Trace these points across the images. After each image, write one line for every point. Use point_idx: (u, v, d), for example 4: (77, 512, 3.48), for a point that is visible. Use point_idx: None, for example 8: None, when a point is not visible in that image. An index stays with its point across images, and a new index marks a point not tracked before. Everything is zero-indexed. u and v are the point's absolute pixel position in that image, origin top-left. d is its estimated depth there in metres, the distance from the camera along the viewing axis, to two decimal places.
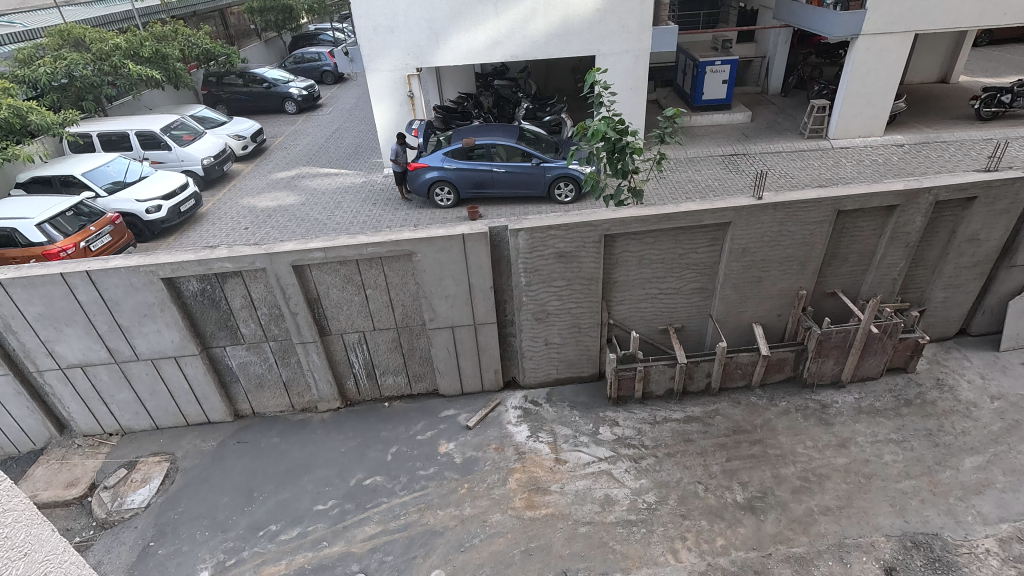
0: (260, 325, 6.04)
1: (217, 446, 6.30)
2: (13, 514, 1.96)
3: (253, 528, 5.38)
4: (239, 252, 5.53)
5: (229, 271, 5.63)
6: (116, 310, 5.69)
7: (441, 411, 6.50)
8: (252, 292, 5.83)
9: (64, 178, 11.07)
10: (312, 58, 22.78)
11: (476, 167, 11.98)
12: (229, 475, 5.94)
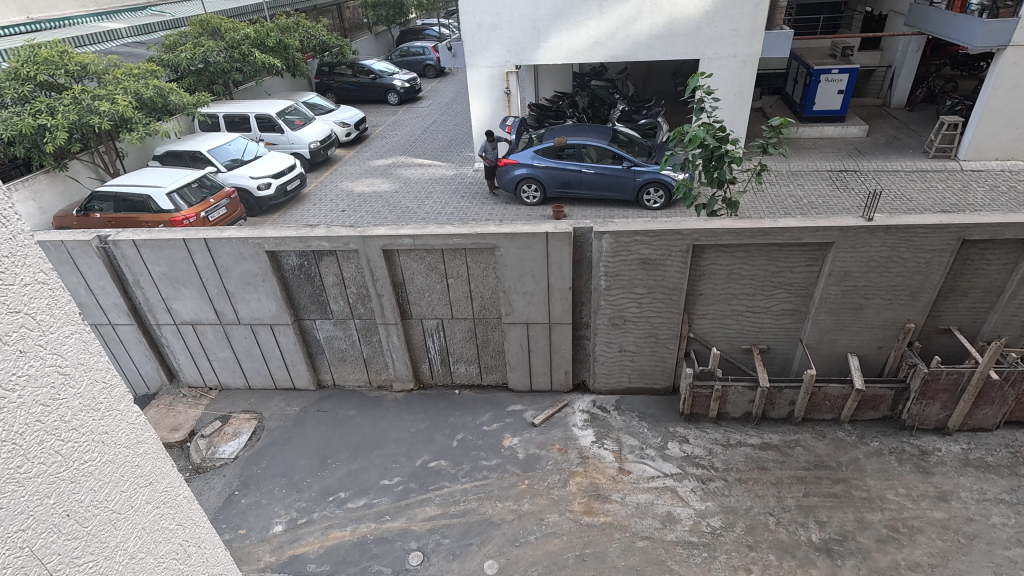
0: (348, 302, 6.39)
1: (299, 412, 6.75)
2: (145, 445, 2.21)
3: (324, 493, 5.73)
4: (336, 233, 5.89)
5: (326, 250, 6.00)
6: (224, 277, 6.24)
7: (509, 405, 6.57)
8: (344, 271, 6.18)
9: (193, 154, 12.27)
10: (417, 51, 23.70)
11: (565, 166, 11.94)
12: (308, 440, 6.34)
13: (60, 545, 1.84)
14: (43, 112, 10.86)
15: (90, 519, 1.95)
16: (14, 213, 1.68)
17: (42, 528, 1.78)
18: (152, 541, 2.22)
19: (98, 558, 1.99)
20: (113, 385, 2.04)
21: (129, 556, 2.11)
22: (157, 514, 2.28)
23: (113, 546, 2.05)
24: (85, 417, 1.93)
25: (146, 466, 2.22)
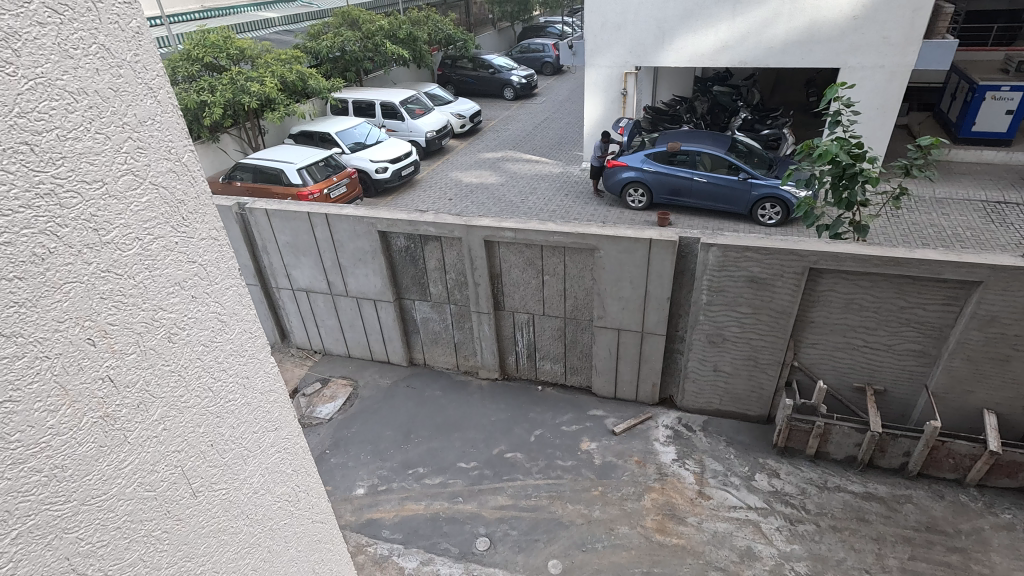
0: (446, 287, 6.63)
1: (390, 385, 7.13)
2: (275, 392, 2.26)
3: (404, 465, 6.00)
4: (443, 220, 6.12)
5: (432, 235, 6.26)
6: (339, 251, 6.71)
7: (591, 409, 6.50)
8: (446, 257, 6.41)
9: (323, 135, 13.27)
10: (537, 49, 23.94)
11: (676, 173, 11.53)
12: (395, 413, 6.68)
13: (207, 471, 1.95)
14: (205, 90, 12.31)
15: (234, 458, 2.07)
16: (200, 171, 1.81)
17: (195, 456, 1.88)
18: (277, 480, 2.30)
19: (234, 489, 2.10)
20: (260, 337, 2.14)
21: (259, 492, 2.21)
22: (277, 459, 2.32)
23: (245, 481, 2.14)
24: (233, 361, 2.03)
25: (280, 414, 2.30)
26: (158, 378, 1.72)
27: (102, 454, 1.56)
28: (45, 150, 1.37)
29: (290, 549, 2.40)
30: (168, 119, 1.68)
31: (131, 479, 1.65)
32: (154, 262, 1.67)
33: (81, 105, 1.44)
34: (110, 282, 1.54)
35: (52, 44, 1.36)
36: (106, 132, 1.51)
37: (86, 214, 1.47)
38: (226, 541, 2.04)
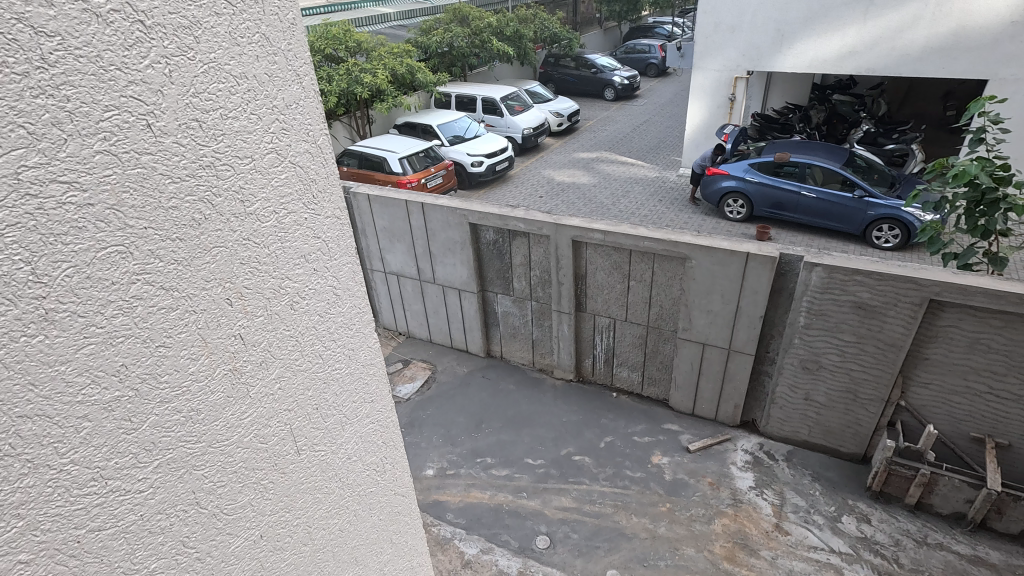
0: (530, 284, 6.67)
1: (467, 373, 7.30)
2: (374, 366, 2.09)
3: (473, 453, 6.13)
4: (533, 217, 6.17)
5: (521, 231, 6.32)
6: (431, 240, 6.96)
7: (666, 422, 6.29)
8: (532, 254, 6.45)
9: (426, 128, 13.74)
10: (642, 49, 23.38)
11: (782, 186, 10.83)
12: (469, 401, 6.84)
13: (313, 433, 1.82)
14: (324, 79, 13.18)
15: (336, 438, 1.93)
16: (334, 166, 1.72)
17: (303, 419, 1.76)
18: (371, 447, 2.09)
19: (334, 456, 1.95)
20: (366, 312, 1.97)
21: (359, 463, 2.06)
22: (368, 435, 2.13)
23: (345, 451, 1.98)
24: (342, 333, 1.87)
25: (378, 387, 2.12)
26: (283, 345, 1.63)
27: (229, 400, 1.48)
28: (208, 127, 1.30)
29: (378, 526, 2.22)
30: (312, 107, 1.59)
31: (250, 430, 1.56)
32: (286, 234, 1.57)
33: (241, 90, 1.37)
34: (249, 250, 1.47)
35: (224, 33, 1.31)
36: (258, 114, 1.42)
37: (234, 188, 1.39)
38: (331, 504, 1.94)
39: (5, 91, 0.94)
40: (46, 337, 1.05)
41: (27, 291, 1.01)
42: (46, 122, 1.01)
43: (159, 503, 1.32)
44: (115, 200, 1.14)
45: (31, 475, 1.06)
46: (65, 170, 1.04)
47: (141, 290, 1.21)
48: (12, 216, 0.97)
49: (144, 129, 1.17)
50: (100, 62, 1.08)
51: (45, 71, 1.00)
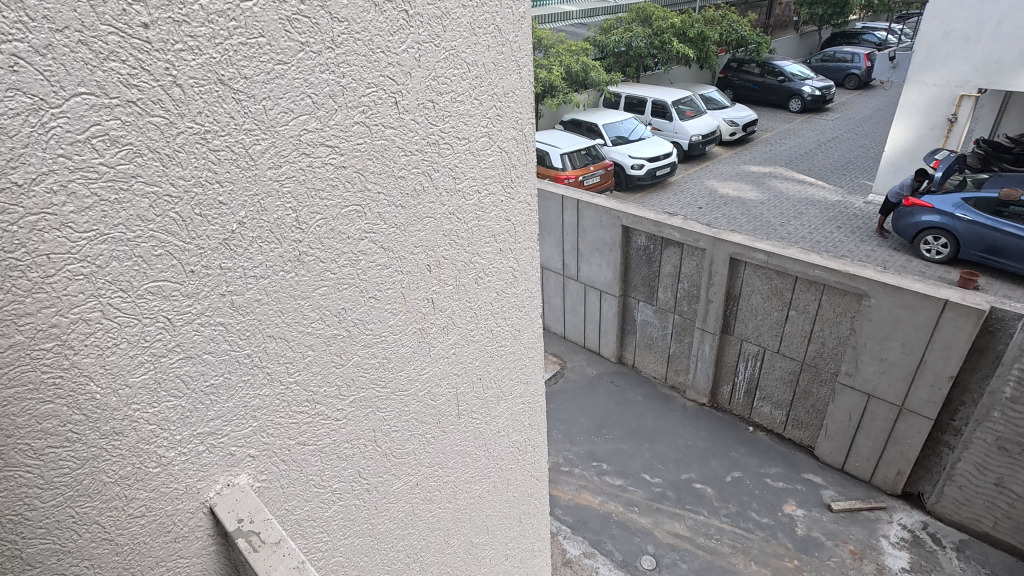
0: (675, 297, 6.37)
1: (595, 375, 7.19)
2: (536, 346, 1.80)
3: (589, 456, 6.06)
4: (690, 228, 5.88)
5: (675, 240, 6.06)
6: (581, 237, 6.95)
7: (807, 472, 5.65)
8: (683, 266, 6.15)
9: (591, 127, 13.53)
10: (843, 57, 20.94)
11: (1004, 228, 9.06)
12: (593, 403, 6.76)
13: (475, 402, 1.65)
14: None
15: (490, 416, 1.69)
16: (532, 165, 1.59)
17: (467, 388, 1.58)
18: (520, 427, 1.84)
19: (487, 431, 1.75)
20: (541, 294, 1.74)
21: (512, 446, 1.84)
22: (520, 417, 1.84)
23: (500, 429, 1.75)
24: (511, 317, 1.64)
25: (535, 367, 1.83)
26: (470, 319, 1.51)
27: (414, 355, 1.40)
28: (439, 108, 1.29)
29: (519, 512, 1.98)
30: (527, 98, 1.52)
31: (425, 386, 1.44)
32: (483, 213, 1.48)
33: (471, 76, 1.35)
34: (454, 224, 1.40)
35: (466, 23, 1.30)
36: (480, 99, 1.38)
37: (451, 166, 1.36)
38: (488, 480, 1.77)
39: (301, 64, 1.04)
40: (296, 275, 1.12)
41: (290, 234, 1.10)
42: (324, 93, 1.08)
43: (347, 435, 1.30)
44: (361, 165, 1.17)
45: (266, 385, 1.14)
46: (332, 136, 1.11)
47: (366, 247, 1.23)
48: (292, 170, 1.08)
49: (392, 107, 1.20)
50: (371, 44, 1.13)
51: (332, 51, 1.08)
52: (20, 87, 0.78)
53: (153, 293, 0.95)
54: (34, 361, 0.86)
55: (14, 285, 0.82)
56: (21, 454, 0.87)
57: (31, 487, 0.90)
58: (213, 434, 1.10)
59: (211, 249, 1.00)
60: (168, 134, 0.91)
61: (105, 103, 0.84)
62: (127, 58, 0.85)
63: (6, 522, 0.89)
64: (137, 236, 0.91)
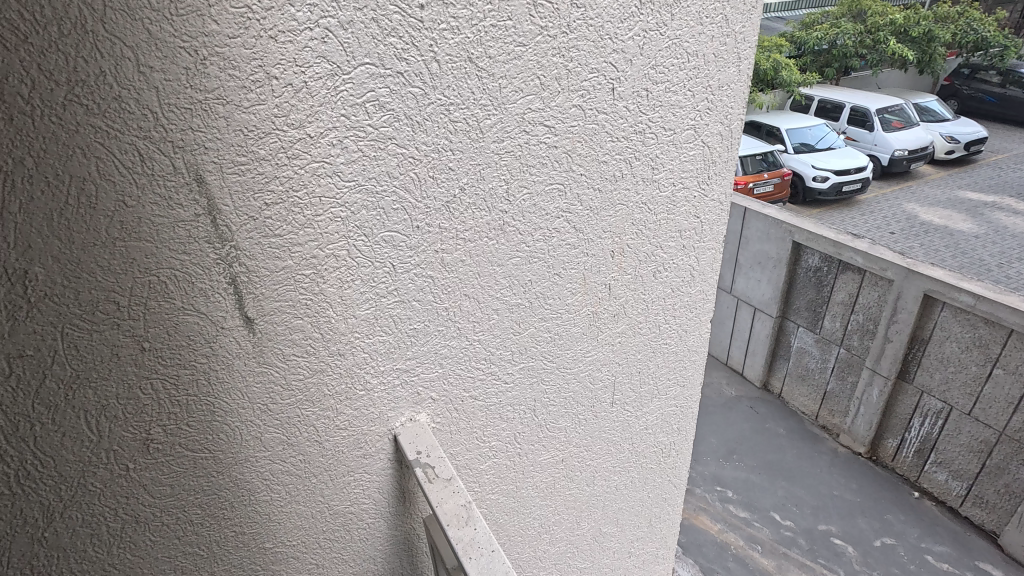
0: (845, 327, 5.37)
1: (733, 396, 6.42)
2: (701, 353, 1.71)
3: (713, 479, 5.46)
4: (877, 253, 4.89)
5: (856, 266, 5.07)
6: (741, 247, 6.05)
7: (985, 562, 4.63)
8: (860, 296, 5.15)
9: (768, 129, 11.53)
10: None
11: None
12: (724, 423, 6.10)
13: (629, 394, 1.60)
14: None
15: (640, 411, 1.65)
16: (731, 165, 1.39)
17: (625, 379, 1.54)
18: (667, 428, 1.77)
19: (634, 425, 1.69)
20: (717, 297, 1.60)
21: (655, 446, 1.78)
22: (669, 419, 1.76)
23: (647, 427, 1.71)
24: (670, 316, 1.52)
25: (697, 371, 1.73)
26: (643, 312, 1.45)
27: (583, 336, 1.37)
28: (653, 97, 1.16)
29: (647, 514, 1.92)
30: (742, 92, 1.30)
31: (588, 368, 1.43)
32: (674, 206, 1.34)
33: (688, 68, 1.19)
34: (644, 214, 1.29)
35: (694, 10, 1.13)
36: (693, 91, 1.22)
37: (652, 157, 1.23)
38: (627, 472, 1.75)
39: (537, 47, 0.98)
40: (496, 244, 1.10)
41: (499, 204, 1.07)
42: (551, 76, 1.01)
43: (512, 399, 1.32)
44: (571, 147, 1.10)
45: (455, 337, 1.15)
46: (551, 116, 1.04)
47: (560, 226, 1.17)
48: (510, 145, 1.02)
49: (608, 91, 1.09)
50: (602, 30, 1.03)
51: (565, 36, 1.00)
52: (327, 55, 0.81)
53: (386, 242, 0.97)
54: (295, 280, 0.93)
55: (292, 218, 0.88)
56: (277, 349, 0.96)
57: (278, 385, 1.00)
58: (407, 372, 1.13)
59: (436, 211, 1.00)
60: (422, 104, 0.90)
61: (383, 73, 0.85)
62: (404, 35, 0.85)
63: (256, 409, 0.99)
64: (383, 190, 0.93)
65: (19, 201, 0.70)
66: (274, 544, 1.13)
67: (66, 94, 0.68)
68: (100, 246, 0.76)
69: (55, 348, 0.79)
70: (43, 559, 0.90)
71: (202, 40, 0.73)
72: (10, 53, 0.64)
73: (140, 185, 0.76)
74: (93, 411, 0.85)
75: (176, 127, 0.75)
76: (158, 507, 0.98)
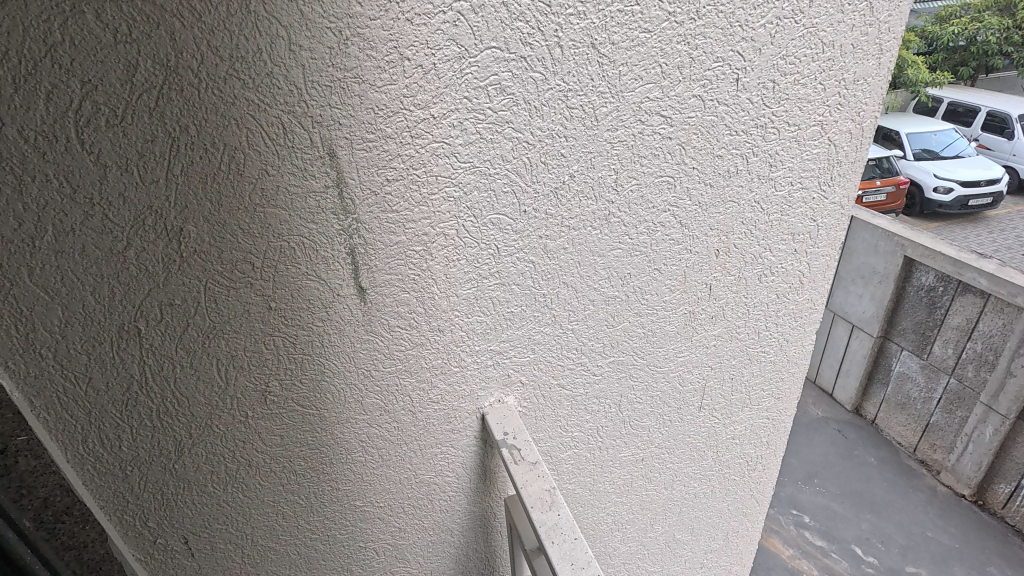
0: (958, 354, 4.72)
1: (819, 417, 6.00)
2: (801, 368, 1.61)
3: (789, 502, 5.13)
4: (1005, 276, 4.23)
5: (978, 288, 4.42)
6: (844, 258, 5.55)
7: None
8: (979, 323, 4.49)
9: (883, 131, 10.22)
10: None
11: None
12: (808, 445, 5.72)
13: (719, 401, 1.54)
14: None
15: (729, 419, 1.59)
16: (858, 167, 1.29)
17: (716, 384, 1.48)
18: (756, 440, 1.69)
19: (720, 433, 1.63)
20: (826, 307, 1.50)
21: (740, 458, 1.70)
22: (758, 432, 1.68)
23: (734, 436, 1.64)
24: (770, 323, 1.45)
25: (794, 384, 1.64)
26: (743, 316, 1.39)
27: (677, 336, 1.33)
28: (779, 89, 1.10)
29: (724, 527, 1.85)
30: (879, 87, 1.20)
31: (678, 369, 1.39)
32: (789, 207, 1.26)
33: (822, 59, 1.11)
34: (755, 213, 1.23)
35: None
36: (825, 84, 1.14)
37: (771, 153, 1.16)
38: (708, 480, 1.69)
39: (662, 35, 0.95)
40: (599, 234, 1.09)
41: (605, 194, 1.06)
42: (674, 64, 0.98)
43: (598, 392, 1.31)
44: (686, 139, 1.06)
45: (550, 324, 1.16)
46: (668, 107, 1.02)
47: (666, 220, 1.14)
48: (623, 134, 1.01)
49: (731, 82, 1.05)
50: (732, 17, 0.99)
51: (693, 22, 0.96)
52: (457, 38, 0.83)
53: (493, 224, 0.99)
54: (405, 255, 0.97)
55: (409, 197, 0.92)
56: (384, 320, 1.01)
57: (382, 354, 1.05)
58: (500, 354, 1.15)
59: (543, 196, 1.01)
60: (541, 88, 0.92)
61: (507, 57, 0.87)
62: (531, 20, 0.86)
63: (362, 374, 1.05)
64: (495, 174, 0.95)
65: (182, 166, 0.78)
66: (363, 503, 1.20)
67: (228, 70, 0.75)
68: (244, 210, 0.84)
69: (198, 300, 0.87)
70: (172, 487, 1.01)
71: (346, 21, 0.78)
72: (187, 31, 0.71)
73: (281, 156, 0.82)
74: (224, 361, 0.94)
75: (317, 103, 0.81)
76: (269, 455, 1.06)
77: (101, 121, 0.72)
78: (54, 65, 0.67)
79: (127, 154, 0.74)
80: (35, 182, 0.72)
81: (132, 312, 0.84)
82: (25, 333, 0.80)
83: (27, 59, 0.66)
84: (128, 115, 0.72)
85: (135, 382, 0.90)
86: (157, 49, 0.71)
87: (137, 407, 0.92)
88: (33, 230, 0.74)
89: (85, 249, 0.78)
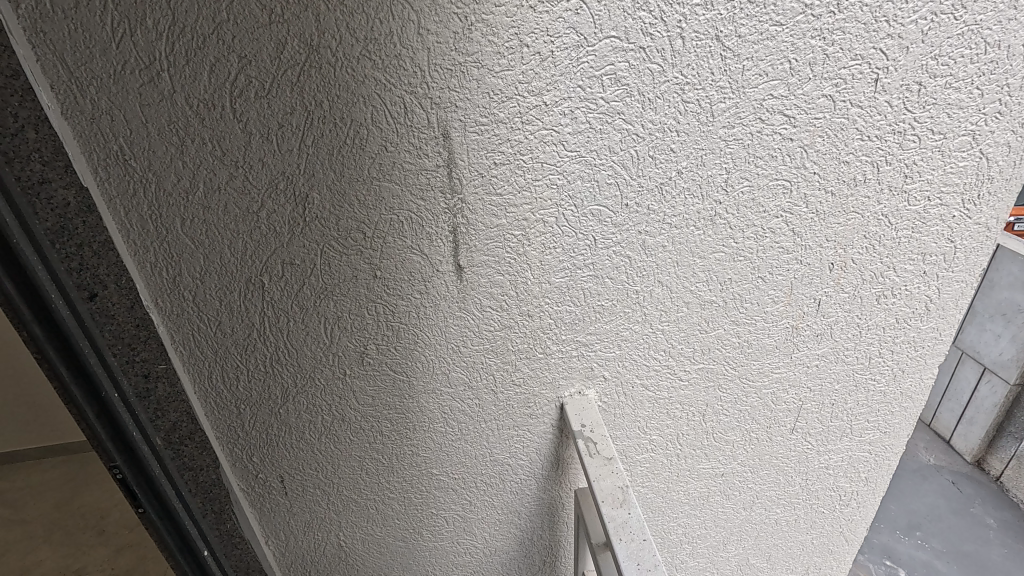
0: None
1: (932, 465, 5.38)
2: (915, 404, 1.46)
3: (883, 551, 4.65)
4: None
5: None
6: (983, 291, 4.88)
7: None
8: None
9: None
10: None
11: None
12: (913, 493, 5.17)
13: (815, 426, 1.44)
14: None
15: (823, 447, 1.48)
16: (1013, 186, 1.14)
17: (814, 408, 1.39)
18: (853, 474, 1.56)
19: (813, 462, 1.52)
20: (953, 339, 1.35)
21: (833, 490, 1.58)
22: (858, 466, 1.54)
23: (827, 466, 1.52)
24: (884, 350, 1.32)
25: (908, 421, 1.49)
26: (853, 339, 1.28)
27: (776, 350, 1.26)
28: (925, 93, 1.00)
29: (805, 561, 1.73)
30: None
31: (771, 386, 1.31)
32: (921, 224, 1.15)
33: (984, 59, 0.99)
34: (882, 227, 1.13)
35: None
36: (983, 90, 1.01)
37: (908, 163, 1.06)
38: (793, 509, 1.58)
39: (795, 29, 0.90)
40: (702, 235, 1.06)
41: (713, 193, 1.02)
42: (805, 61, 0.93)
43: (683, 398, 1.27)
44: (810, 140, 1.00)
45: (639, 322, 1.14)
46: (793, 106, 0.96)
47: (777, 226, 1.08)
48: (739, 133, 0.97)
49: (869, 83, 0.97)
50: (878, 11, 0.90)
51: (832, 16, 0.89)
52: (578, 27, 0.84)
53: (593, 215, 0.99)
54: (504, 239, 0.99)
55: (513, 181, 0.94)
56: (478, 298, 1.05)
57: (471, 331, 1.08)
58: (586, 345, 1.15)
59: (647, 190, 0.99)
60: (658, 81, 0.90)
61: (625, 47, 0.86)
62: (655, 10, 0.84)
63: (451, 348, 1.10)
64: (601, 164, 0.95)
65: (313, 138, 0.85)
66: (439, 472, 1.26)
67: (362, 50, 0.80)
68: (362, 183, 0.90)
69: (314, 262, 0.95)
70: (275, 428, 1.12)
71: (473, 7, 0.80)
72: (329, 13, 0.77)
73: (400, 134, 0.87)
74: (331, 320, 1.02)
75: (437, 85, 0.85)
76: (360, 413, 1.14)
77: (251, 93, 0.80)
78: (218, 41, 0.76)
79: (269, 124, 0.83)
80: (193, 143, 0.82)
81: (259, 267, 0.94)
82: (173, 276, 0.91)
83: (198, 34, 0.75)
84: (273, 89, 0.81)
85: (255, 329, 1.00)
86: (304, 29, 0.77)
87: (255, 351, 1.02)
88: (188, 185, 0.85)
89: (226, 206, 0.87)
